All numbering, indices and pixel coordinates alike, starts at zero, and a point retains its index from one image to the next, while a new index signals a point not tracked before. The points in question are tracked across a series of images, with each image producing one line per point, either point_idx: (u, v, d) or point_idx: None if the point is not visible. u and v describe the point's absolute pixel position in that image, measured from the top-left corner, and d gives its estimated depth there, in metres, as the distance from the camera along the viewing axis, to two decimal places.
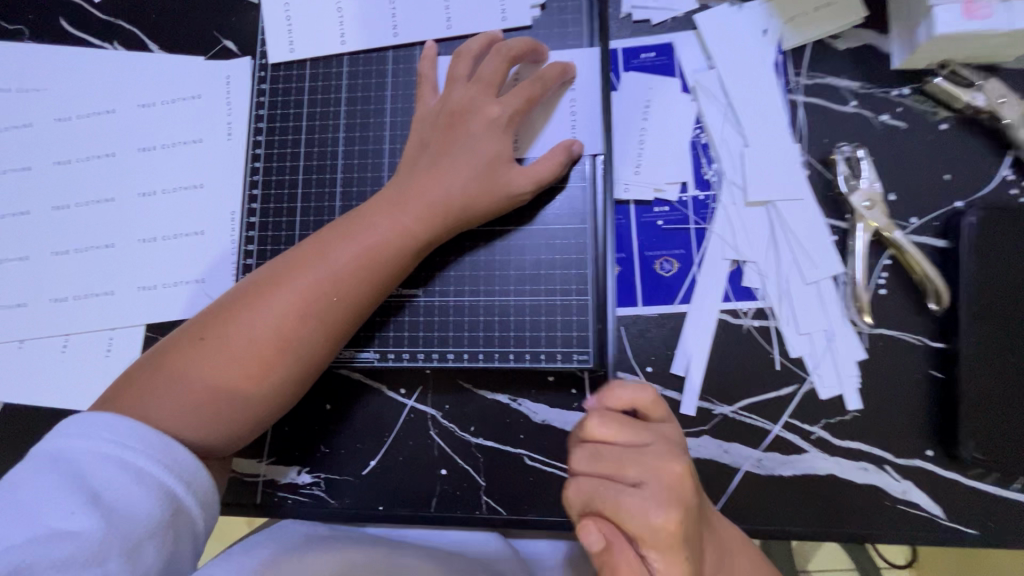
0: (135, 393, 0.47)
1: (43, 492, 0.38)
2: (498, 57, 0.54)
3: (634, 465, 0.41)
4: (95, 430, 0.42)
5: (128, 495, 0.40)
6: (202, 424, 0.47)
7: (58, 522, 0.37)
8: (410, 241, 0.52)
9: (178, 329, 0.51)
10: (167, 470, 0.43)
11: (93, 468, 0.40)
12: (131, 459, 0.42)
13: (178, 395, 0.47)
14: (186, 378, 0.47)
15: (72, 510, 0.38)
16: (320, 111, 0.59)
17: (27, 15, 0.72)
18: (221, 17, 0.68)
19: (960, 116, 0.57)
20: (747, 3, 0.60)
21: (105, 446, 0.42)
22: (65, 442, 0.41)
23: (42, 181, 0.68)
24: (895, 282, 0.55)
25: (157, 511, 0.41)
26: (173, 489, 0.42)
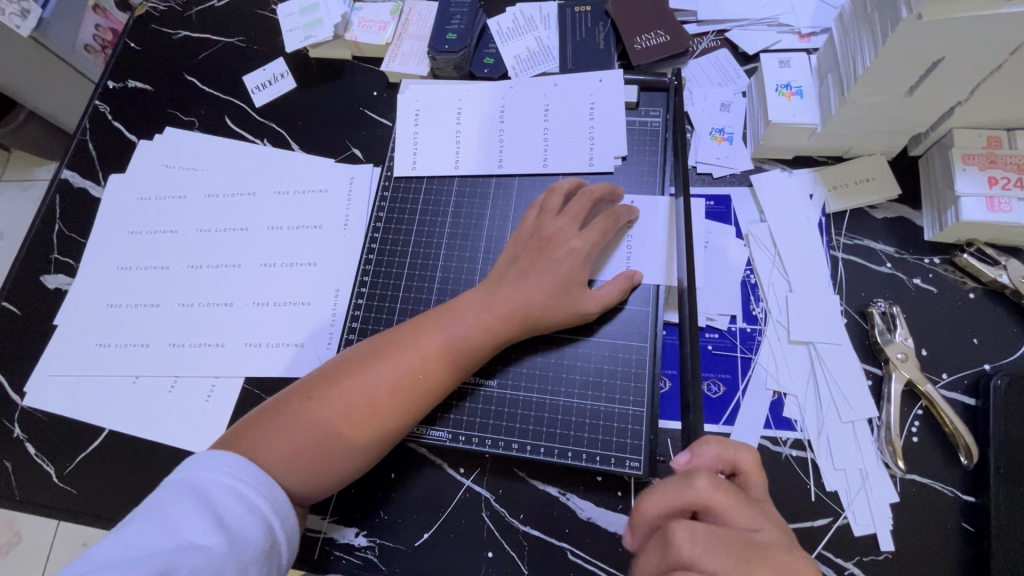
0: (247, 436, 0.54)
1: (180, 512, 0.46)
2: (583, 200, 0.64)
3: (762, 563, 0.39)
4: (218, 464, 0.50)
5: (243, 523, 0.47)
6: (293, 472, 0.53)
7: (193, 537, 0.45)
8: (491, 336, 0.59)
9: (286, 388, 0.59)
10: (270, 507, 0.50)
11: (217, 496, 0.48)
12: (245, 493, 0.49)
13: (278, 444, 0.54)
14: (289, 429, 0.54)
15: (205, 528, 0.45)
16: (430, 218, 0.71)
17: (200, 111, 0.89)
18: (355, 130, 0.83)
19: (987, 288, 0.64)
20: (797, 170, 0.71)
21: (226, 479, 0.49)
22: (194, 473, 0.49)
23: (184, 243, 0.81)
24: (927, 432, 0.60)
25: (261, 540, 0.48)
26: (272, 523, 0.49)
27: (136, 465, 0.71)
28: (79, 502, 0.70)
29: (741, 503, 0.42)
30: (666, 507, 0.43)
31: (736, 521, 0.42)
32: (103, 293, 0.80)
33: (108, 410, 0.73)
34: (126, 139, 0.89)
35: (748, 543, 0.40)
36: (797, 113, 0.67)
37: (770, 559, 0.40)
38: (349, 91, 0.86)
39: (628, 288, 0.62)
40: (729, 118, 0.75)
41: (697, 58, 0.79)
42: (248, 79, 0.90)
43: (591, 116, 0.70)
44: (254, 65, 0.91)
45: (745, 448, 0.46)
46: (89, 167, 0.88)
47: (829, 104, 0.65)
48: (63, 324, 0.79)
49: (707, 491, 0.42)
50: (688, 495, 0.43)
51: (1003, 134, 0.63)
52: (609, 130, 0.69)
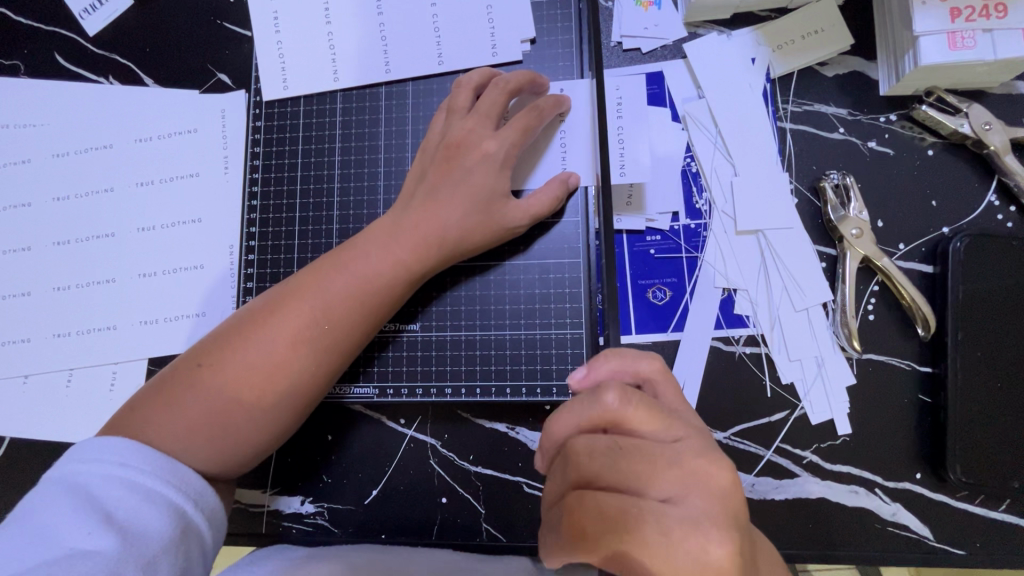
0: (138, 417, 0.47)
1: (58, 517, 0.40)
2: (496, 90, 0.53)
3: (669, 477, 0.35)
4: (103, 453, 0.44)
5: (141, 514, 0.42)
6: (194, 455, 0.47)
7: (78, 543, 0.39)
8: (404, 271, 0.51)
9: (179, 358, 0.51)
10: (176, 490, 0.44)
11: (104, 490, 0.42)
12: (140, 480, 0.43)
13: (173, 425, 0.47)
14: (184, 405, 0.47)
15: (89, 531, 0.39)
16: (315, 147, 0.60)
17: (22, 50, 0.72)
18: (216, 50, 0.68)
19: (946, 142, 0.58)
20: (736, 32, 0.61)
21: (113, 469, 0.43)
22: (77, 468, 0.43)
23: (42, 217, 0.68)
24: (884, 309, 0.56)
25: (169, 528, 0.42)
26: (181, 506, 0.44)
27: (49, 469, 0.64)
28: None
29: (650, 413, 0.37)
30: (572, 426, 0.38)
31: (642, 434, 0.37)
32: None
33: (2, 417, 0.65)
34: None
35: (656, 455, 0.36)
36: None
37: (679, 467, 0.36)
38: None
39: (562, 195, 0.53)
40: None
41: None
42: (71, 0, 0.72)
43: None
44: None
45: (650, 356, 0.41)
46: None
47: None
48: None
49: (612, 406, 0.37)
50: (593, 411, 0.38)
51: None
52: (511, 8, 0.57)
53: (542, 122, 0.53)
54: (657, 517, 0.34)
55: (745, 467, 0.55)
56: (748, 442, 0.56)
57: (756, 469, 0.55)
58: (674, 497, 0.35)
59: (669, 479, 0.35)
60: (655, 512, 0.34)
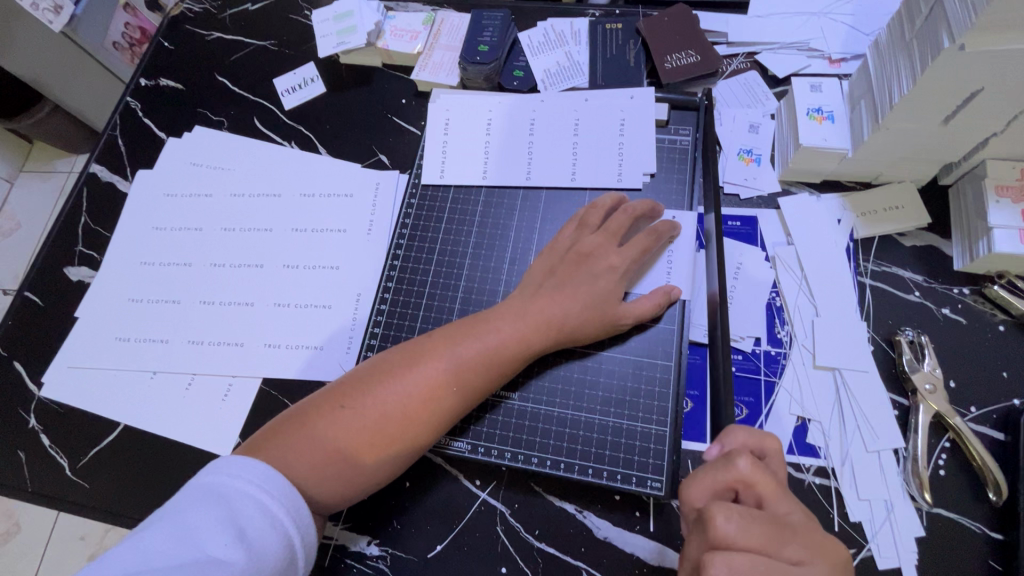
0: (279, 442, 0.54)
1: (203, 522, 0.45)
2: (624, 215, 0.64)
3: (790, 542, 0.42)
4: (244, 472, 0.50)
5: (264, 537, 0.47)
6: (322, 480, 0.53)
7: (213, 550, 0.44)
8: (524, 348, 0.59)
9: (318, 392, 0.59)
10: (292, 521, 0.49)
11: (240, 506, 0.47)
12: (266, 502, 0.49)
13: (310, 452, 0.54)
14: (322, 438, 0.54)
15: (224, 542, 0.45)
16: (456, 227, 0.71)
17: (229, 111, 0.90)
18: (383, 137, 0.84)
19: (1017, 321, 0.63)
20: (825, 195, 0.71)
21: (251, 489, 0.49)
22: (221, 477, 0.49)
23: (208, 242, 0.81)
24: (954, 466, 0.59)
25: (280, 557, 0.47)
26: (292, 539, 0.49)
27: (150, 461, 0.70)
28: (93, 497, 0.70)
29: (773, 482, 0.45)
30: (708, 489, 0.46)
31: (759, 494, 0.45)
32: (124, 287, 0.80)
33: (124, 405, 0.73)
34: (155, 136, 0.91)
35: (779, 523, 0.43)
36: (827, 137, 0.67)
37: (795, 535, 0.43)
38: (379, 97, 0.87)
39: (663, 303, 0.61)
40: (757, 139, 0.75)
41: (727, 78, 0.79)
42: (278, 82, 0.91)
43: (622, 132, 0.70)
44: (285, 68, 0.92)
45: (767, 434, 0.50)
46: (118, 162, 0.89)
47: (861, 130, 0.65)
48: (84, 318, 0.79)
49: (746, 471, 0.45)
50: (728, 475, 0.46)
51: None
52: (638, 146, 0.70)
53: (657, 243, 0.64)
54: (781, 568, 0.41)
55: None
56: None
57: None
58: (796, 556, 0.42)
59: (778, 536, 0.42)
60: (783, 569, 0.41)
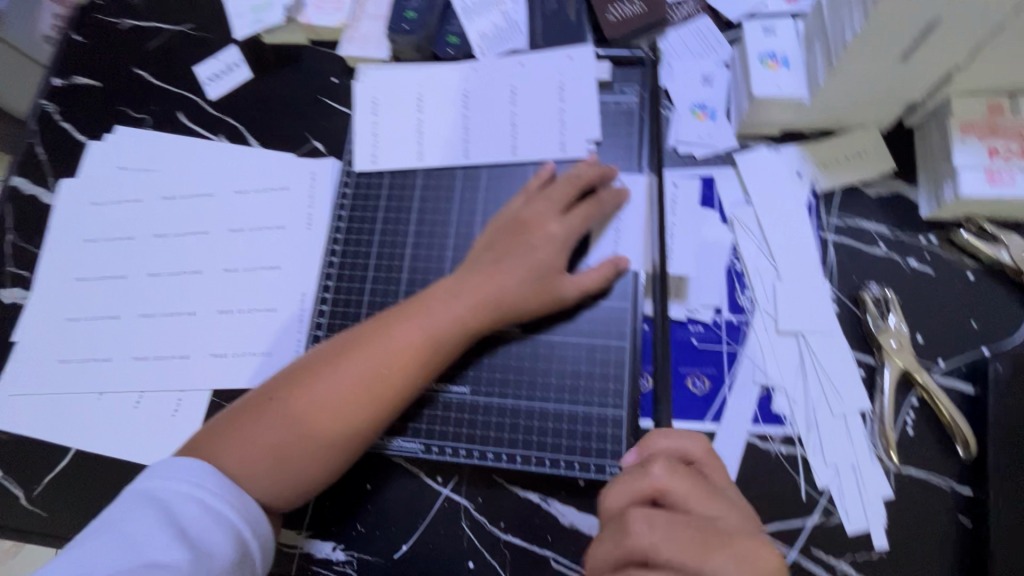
0: (209, 440, 0.51)
1: (142, 529, 0.43)
2: (569, 183, 0.60)
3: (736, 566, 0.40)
4: (182, 473, 0.47)
5: (210, 535, 0.44)
6: (255, 477, 0.50)
7: (155, 553, 0.42)
8: (460, 328, 0.56)
9: (250, 390, 0.56)
10: (239, 514, 0.47)
11: (179, 507, 0.45)
12: (210, 500, 0.46)
13: (240, 449, 0.51)
14: (252, 434, 0.51)
15: (167, 544, 0.42)
16: (393, 215, 0.67)
17: (151, 107, 0.84)
18: (315, 121, 0.78)
19: (986, 267, 0.60)
20: (784, 147, 0.66)
21: (186, 487, 0.46)
22: (156, 482, 0.46)
23: (142, 250, 0.77)
24: (923, 423, 0.57)
25: (232, 551, 0.45)
26: (242, 532, 0.47)
27: (107, 485, 0.68)
28: (52, 526, 0.68)
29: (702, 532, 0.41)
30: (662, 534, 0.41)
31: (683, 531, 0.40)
32: (60, 307, 0.76)
33: (74, 430, 0.70)
34: (74, 140, 0.84)
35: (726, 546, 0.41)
36: (782, 85, 0.62)
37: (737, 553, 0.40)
38: (308, 79, 0.80)
39: (612, 274, 0.59)
40: (710, 92, 0.70)
41: (677, 26, 0.73)
42: (200, 70, 0.84)
43: (562, 97, 0.65)
44: (205, 54, 0.85)
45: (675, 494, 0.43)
46: (38, 173, 0.84)
47: (817, 74, 0.59)
48: (21, 342, 0.75)
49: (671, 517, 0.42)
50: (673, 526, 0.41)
51: (1005, 100, 0.58)
52: (581, 111, 0.65)
53: (602, 212, 0.60)
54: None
55: None
56: (779, 543, 0.56)
57: None
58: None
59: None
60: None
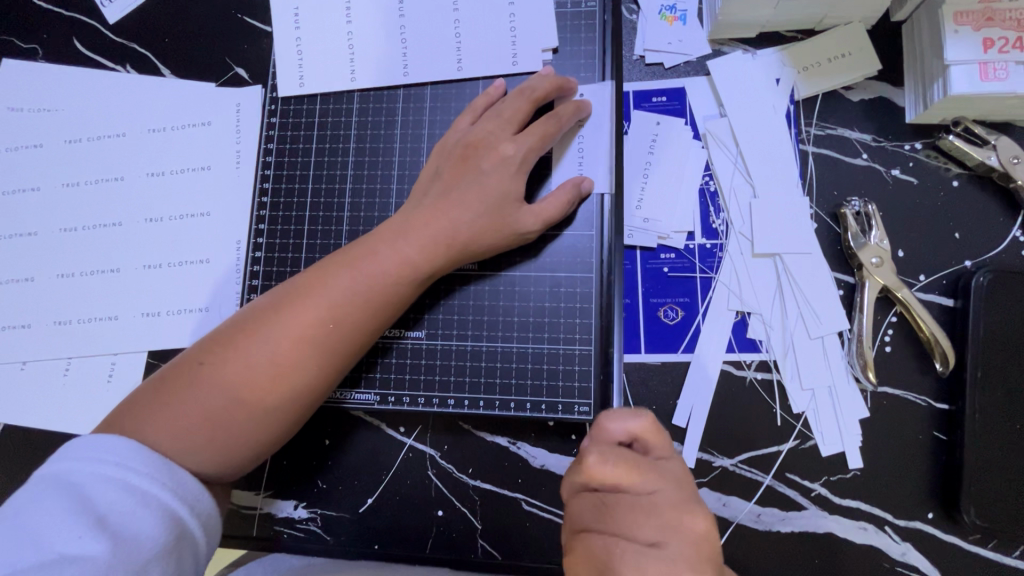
0: (137, 414, 0.46)
1: (51, 519, 0.38)
2: (521, 98, 0.53)
3: (650, 524, 0.37)
4: (100, 452, 0.42)
5: (134, 519, 0.40)
6: (193, 449, 0.46)
7: (68, 547, 0.37)
8: (410, 272, 0.51)
9: (180, 355, 0.50)
10: (170, 493, 0.42)
11: (96, 491, 0.40)
12: (135, 481, 0.41)
13: (174, 421, 0.46)
14: (187, 404, 0.46)
15: (81, 535, 0.38)
16: (330, 146, 0.59)
17: (42, 35, 0.72)
18: (235, 44, 0.68)
19: (972, 174, 0.56)
20: (761, 51, 0.60)
21: (105, 467, 0.41)
22: (70, 464, 0.41)
23: (51, 203, 0.68)
24: (901, 341, 0.55)
25: (163, 534, 0.40)
26: (175, 511, 0.42)
27: (44, 458, 0.63)
28: None
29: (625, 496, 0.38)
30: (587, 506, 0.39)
31: (657, 482, 0.39)
32: None
33: None
34: None
35: (648, 510, 0.37)
36: None
37: (656, 517, 0.37)
38: None
39: (574, 199, 0.53)
40: None
41: None
42: None
43: None
44: None
45: (593, 462, 0.39)
46: None
47: None
48: None
49: (595, 470, 0.39)
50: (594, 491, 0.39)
51: None
52: (535, 15, 0.56)
53: (562, 129, 0.53)
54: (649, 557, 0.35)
55: (747, 494, 0.54)
56: (753, 470, 0.54)
57: (758, 497, 0.54)
58: (659, 543, 0.36)
59: (651, 527, 0.37)
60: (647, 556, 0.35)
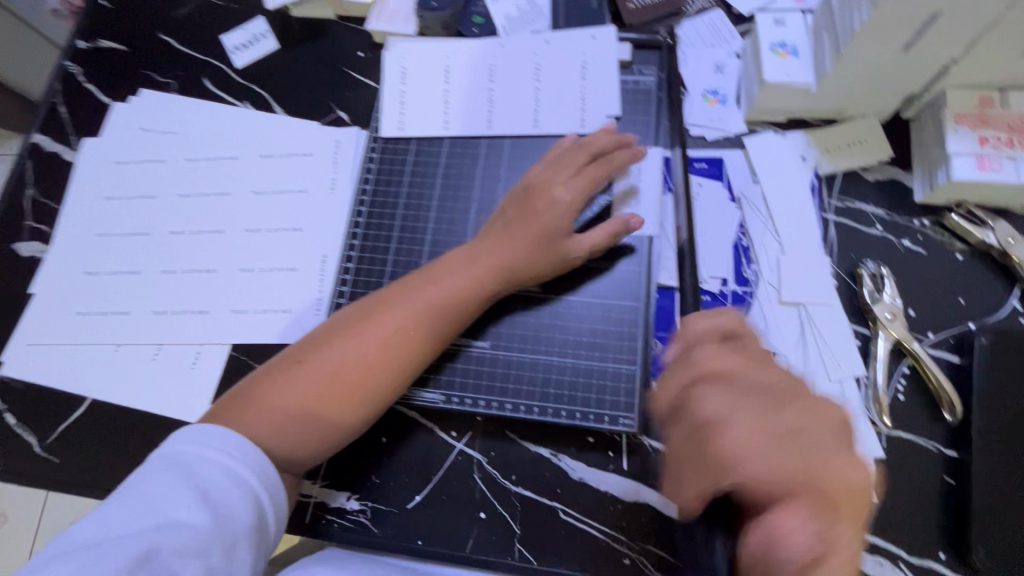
0: (238, 408, 0.53)
1: (163, 490, 0.44)
2: (584, 147, 0.64)
3: (790, 410, 0.39)
4: (206, 439, 0.48)
5: (230, 498, 0.45)
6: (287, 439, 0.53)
7: (176, 514, 0.43)
8: (479, 291, 0.59)
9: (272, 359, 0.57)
10: (258, 481, 0.48)
11: (201, 471, 0.46)
12: (232, 466, 0.47)
13: (269, 413, 0.53)
14: (282, 399, 0.53)
15: (189, 505, 0.43)
16: (419, 178, 0.70)
17: (177, 72, 0.86)
18: (340, 92, 0.81)
19: (974, 249, 0.65)
20: (790, 133, 0.70)
21: (209, 452, 0.47)
22: (179, 447, 0.47)
23: (165, 209, 0.78)
24: (913, 390, 0.61)
25: (250, 516, 0.46)
26: (260, 497, 0.48)
27: (123, 433, 0.70)
28: (66, 472, 0.69)
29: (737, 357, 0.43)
30: (715, 397, 0.40)
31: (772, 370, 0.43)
32: (81, 260, 0.77)
33: (91, 380, 0.72)
34: (99, 101, 0.86)
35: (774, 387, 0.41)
36: (792, 72, 0.66)
37: (797, 401, 0.40)
38: (333, 51, 0.83)
39: (622, 229, 0.62)
40: (722, 79, 0.73)
41: (690, 18, 0.77)
42: (227, 38, 0.86)
43: (585, 76, 0.69)
44: (232, 23, 0.87)
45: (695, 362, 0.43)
46: (61, 130, 0.85)
47: (824, 62, 0.64)
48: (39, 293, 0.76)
49: (706, 360, 0.43)
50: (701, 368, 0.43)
51: (996, 93, 0.63)
52: (602, 91, 0.69)
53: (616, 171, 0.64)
54: (787, 431, 0.38)
55: None
56: None
57: None
58: (799, 425, 0.38)
59: (789, 411, 0.39)
60: (796, 439, 0.38)
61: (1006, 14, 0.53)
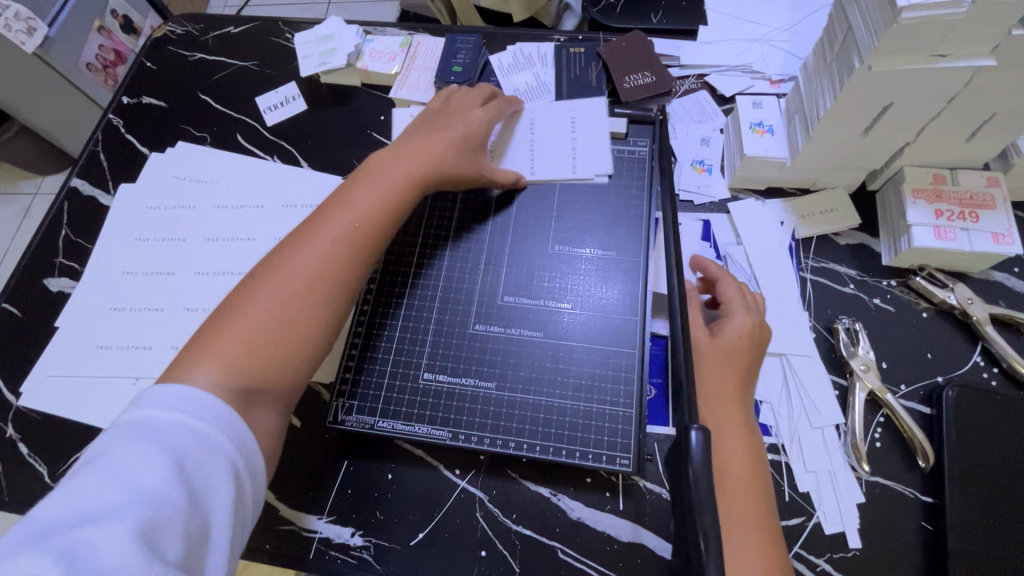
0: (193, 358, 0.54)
1: (136, 460, 0.45)
2: (473, 93, 0.78)
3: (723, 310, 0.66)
4: (175, 401, 0.49)
5: (205, 470, 0.47)
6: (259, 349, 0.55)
7: (150, 486, 0.44)
8: (407, 189, 0.68)
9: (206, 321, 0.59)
10: (234, 446, 0.50)
11: (172, 437, 0.47)
12: (205, 433, 0.48)
13: (232, 340, 0.55)
14: (242, 323, 0.56)
15: (163, 477, 0.44)
16: (434, 232, 0.76)
17: (213, 128, 0.94)
18: (362, 150, 0.89)
19: (938, 308, 0.71)
20: (770, 200, 0.78)
21: (180, 416, 0.48)
22: (150, 413, 0.48)
23: (191, 251, 0.84)
24: (889, 438, 0.65)
25: (229, 487, 0.48)
26: (237, 466, 0.49)
27: None
28: None
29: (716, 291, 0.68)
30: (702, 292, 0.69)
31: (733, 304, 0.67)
32: (107, 296, 0.82)
33: (107, 412, 0.74)
34: (137, 151, 0.93)
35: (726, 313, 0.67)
36: (768, 148, 0.74)
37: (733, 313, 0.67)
38: (358, 114, 0.92)
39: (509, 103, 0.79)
40: (707, 151, 0.82)
41: (680, 97, 0.86)
42: (261, 100, 0.95)
43: (574, 130, 0.80)
44: (266, 87, 0.96)
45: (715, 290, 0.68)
46: (99, 177, 0.91)
47: (796, 141, 0.72)
48: (64, 326, 0.80)
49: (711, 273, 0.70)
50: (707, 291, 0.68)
51: (947, 172, 0.71)
52: (593, 149, 0.78)
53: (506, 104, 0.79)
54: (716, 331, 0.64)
55: None
56: None
57: None
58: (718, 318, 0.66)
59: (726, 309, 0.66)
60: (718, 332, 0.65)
61: (947, 108, 0.62)
